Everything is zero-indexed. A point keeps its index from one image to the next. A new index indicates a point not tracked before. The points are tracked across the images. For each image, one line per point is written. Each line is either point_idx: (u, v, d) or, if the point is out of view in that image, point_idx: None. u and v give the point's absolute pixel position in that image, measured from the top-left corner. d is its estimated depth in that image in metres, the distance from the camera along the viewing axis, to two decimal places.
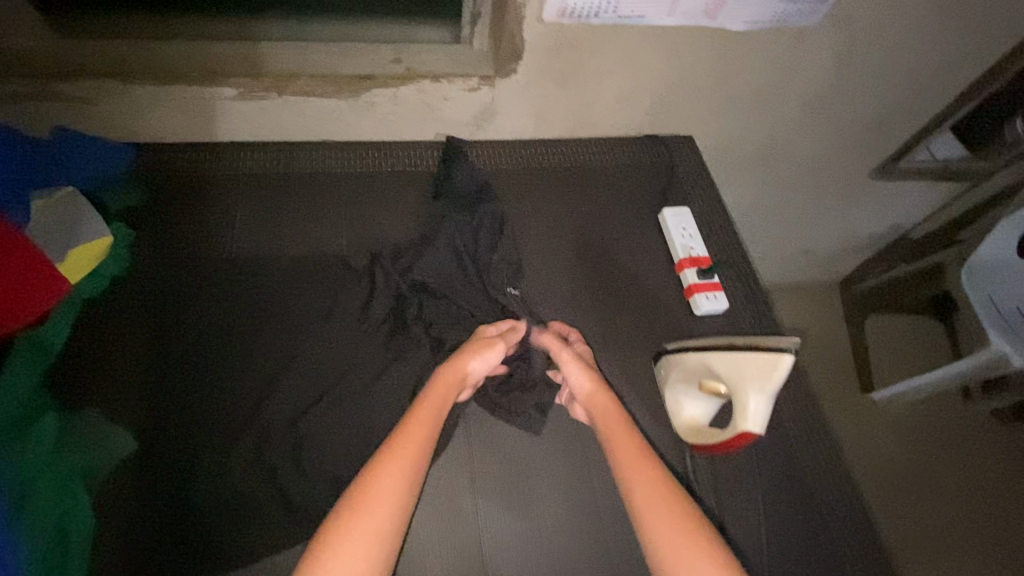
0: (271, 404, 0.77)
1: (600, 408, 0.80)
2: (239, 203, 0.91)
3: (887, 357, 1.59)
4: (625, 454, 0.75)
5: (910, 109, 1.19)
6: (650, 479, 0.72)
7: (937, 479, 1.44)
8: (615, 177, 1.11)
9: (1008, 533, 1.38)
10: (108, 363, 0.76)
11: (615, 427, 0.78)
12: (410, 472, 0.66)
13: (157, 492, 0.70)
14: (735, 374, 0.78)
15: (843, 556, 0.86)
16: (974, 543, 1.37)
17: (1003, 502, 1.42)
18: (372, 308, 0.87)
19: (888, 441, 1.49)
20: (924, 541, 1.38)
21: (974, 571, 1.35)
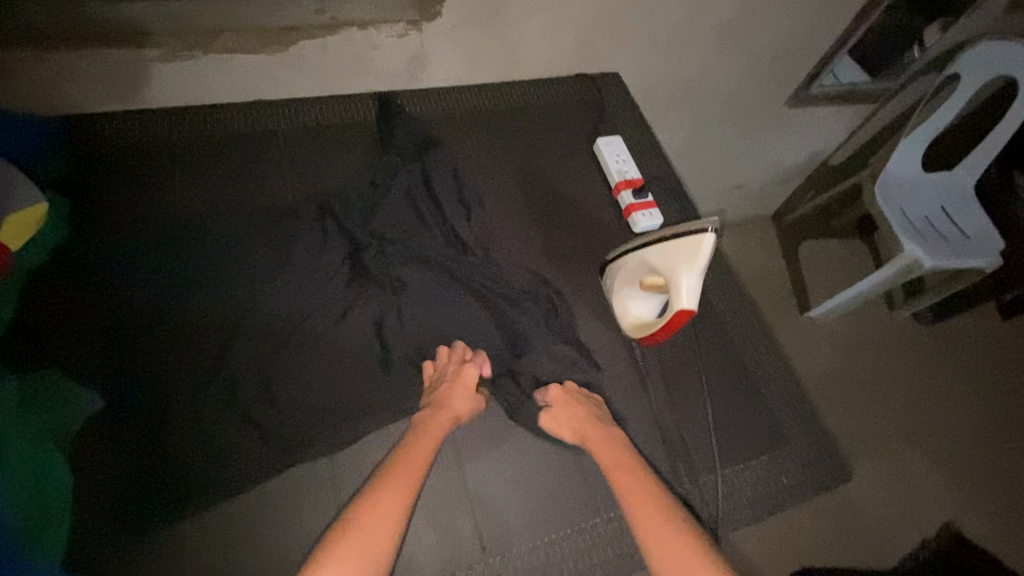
0: (237, 349, 0.78)
1: (592, 438, 0.78)
2: (176, 166, 0.91)
3: (810, 275, 1.95)
4: (630, 489, 0.74)
5: (803, 40, 1.39)
6: (658, 516, 0.71)
7: (852, 371, 1.76)
8: (551, 115, 1.14)
9: (908, 408, 1.71)
10: (66, 328, 0.75)
11: (618, 463, 0.77)
12: (399, 499, 0.68)
13: (132, 444, 0.70)
14: (665, 261, 0.75)
15: (804, 448, 0.89)
16: (885, 420, 1.68)
17: (900, 383, 1.75)
18: (324, 256, 0.87)
19: (817, 350, 1.79)
20: (853, 426, 1.66)
21: (889, 442, 1.65)
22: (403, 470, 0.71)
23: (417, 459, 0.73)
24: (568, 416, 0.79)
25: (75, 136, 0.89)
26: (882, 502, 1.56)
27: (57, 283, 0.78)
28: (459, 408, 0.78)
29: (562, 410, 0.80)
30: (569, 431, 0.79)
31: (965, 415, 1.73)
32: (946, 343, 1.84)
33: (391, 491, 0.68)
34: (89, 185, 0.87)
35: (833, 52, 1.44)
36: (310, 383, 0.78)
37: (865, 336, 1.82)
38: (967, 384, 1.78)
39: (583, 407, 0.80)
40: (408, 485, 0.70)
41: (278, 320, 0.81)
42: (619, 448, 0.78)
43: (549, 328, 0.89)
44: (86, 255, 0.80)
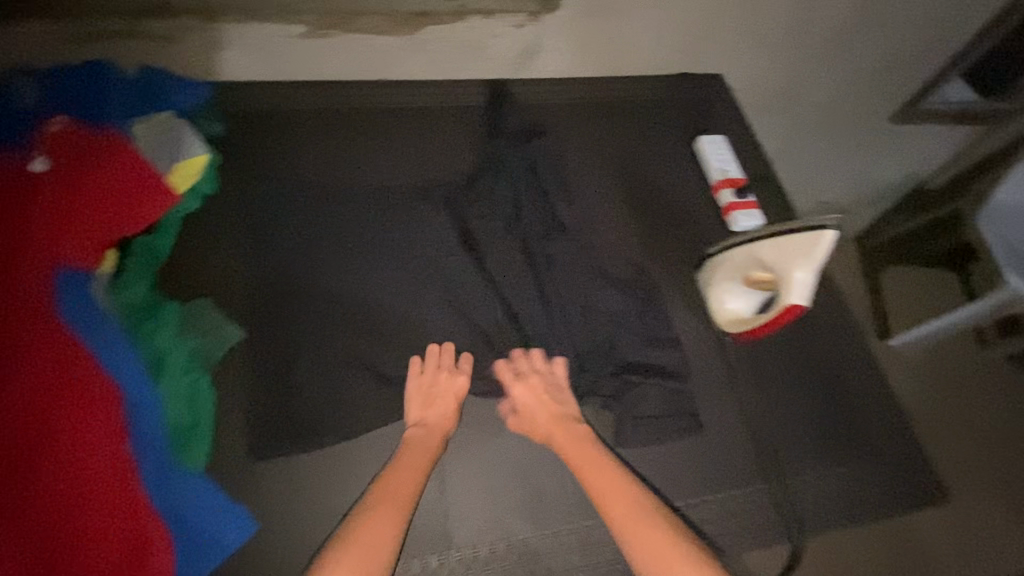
0: (355, 303, 0.85)
1: (557, 443, 0.78)
2: (306, 133, 0.98)
3: (897, 302, 1.85)
4: (598, 488, 0.74)
5: (916, 52, 1.35)
6: (638, 520, 0.71)
7: (940, 407, 1.65)
8: (653, 111, 1.15)
9: (999, 452, 1.59)
10: (214, 269, 0.83)
11: (589, 465, 0.76)
12: (393, 515, 0.69)
13: (263, 378, 0.77)
14: (779, 254, 0.77)
15: (892, 464, 0.88)
16: (972, 463, 1.57)
17: (992, 425, 1.63)
18: (432, 226, 0.93)
19: (901, 381, 1.69)
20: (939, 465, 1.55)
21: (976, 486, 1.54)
22: (394, 478, 0.72)
23: (407, 479, 0.72)
24: (529, 422, 0.80)
25: (226, 98, 0.97)
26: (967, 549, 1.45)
27: (209, 227, 0.86)
28: (443, 420, 0.78)
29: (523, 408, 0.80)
30: (533, 429, 0.79)
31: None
32: None
33: (385, 499, 0.70)
34: (236, 141, 0.95)
35: (946, 65, 1.39)
36: (416, 342, 0.84)
37: (958, 372, 1.70)
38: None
39: (540, 404, 0.80)
40: (408, 493, 0.72)
41: (389, 281, 0.87)
42: (596, 460, 0.76)
43: (643, 315, 0.90)
44: (233, 205, 0.89)
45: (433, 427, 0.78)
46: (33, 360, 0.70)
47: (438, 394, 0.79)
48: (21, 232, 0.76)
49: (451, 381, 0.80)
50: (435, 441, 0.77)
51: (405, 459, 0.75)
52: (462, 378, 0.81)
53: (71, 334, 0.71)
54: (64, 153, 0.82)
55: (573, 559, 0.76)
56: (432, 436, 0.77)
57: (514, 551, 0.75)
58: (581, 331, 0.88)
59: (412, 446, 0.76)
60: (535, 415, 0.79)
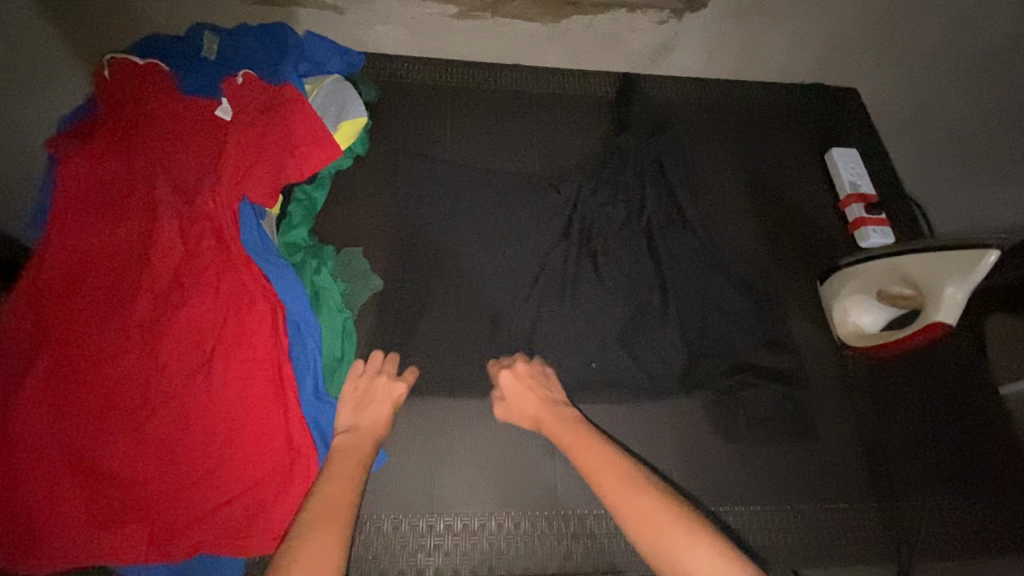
0: (485, 270, 0.89)
1: (548, 426, 0.75)
2: (448, 108, 1.04)
3: None
4: (589, 466, 0.71)
5: None
6: (630, 493, 0.67)
7: None
8: (782, 117, 1.14)
9: None
10: (360, 224, 0.92)
11: (577, 451, 0.72)
12: (335, 522, 0.63)
13: (397, 327, 0.84)
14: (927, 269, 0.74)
15: (1016, 505, 0.83)
16: None
17: None
18: (557, 207, 0.96)
19: None
20: None
21: None
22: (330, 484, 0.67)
23: (342, 482, 0.67)
24: (522, 408, 0.77)
25: (384, 69, 1.06)
26: None
27: (360, 188, 0.95)
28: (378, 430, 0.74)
29: (512, 397, 0.77)
30: (524, 418, 0.77)
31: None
32: None
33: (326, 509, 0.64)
34: (388, 108, 1.02)
35: None
36: (538, 315, 0.87)
37: None
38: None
39: (529, 391, 0.78)
40: (344, 493, 0.66)
41: (517, 253, 0.92)
42: (596, 449, 0.72)
43: (761, 317, 0.90)
44: (382, 169, 0.97)
45: (365, 430, 0.73)
46: (217, 283, 0.79)
47: (377, 398, 0.76)
48: (211, 169, 0.86)
49: (389, 387, 0.77)
50: (365, 447, 0.72)
51: (336, 458, 0.70)
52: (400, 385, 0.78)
53: (252, 266, 0.80)
54: (247, 102, 0.91)
55: None
56: (364, 438, 0.72)
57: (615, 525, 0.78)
58: (698, 328, 0.88)
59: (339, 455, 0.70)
60: (524, 403, 0.77)
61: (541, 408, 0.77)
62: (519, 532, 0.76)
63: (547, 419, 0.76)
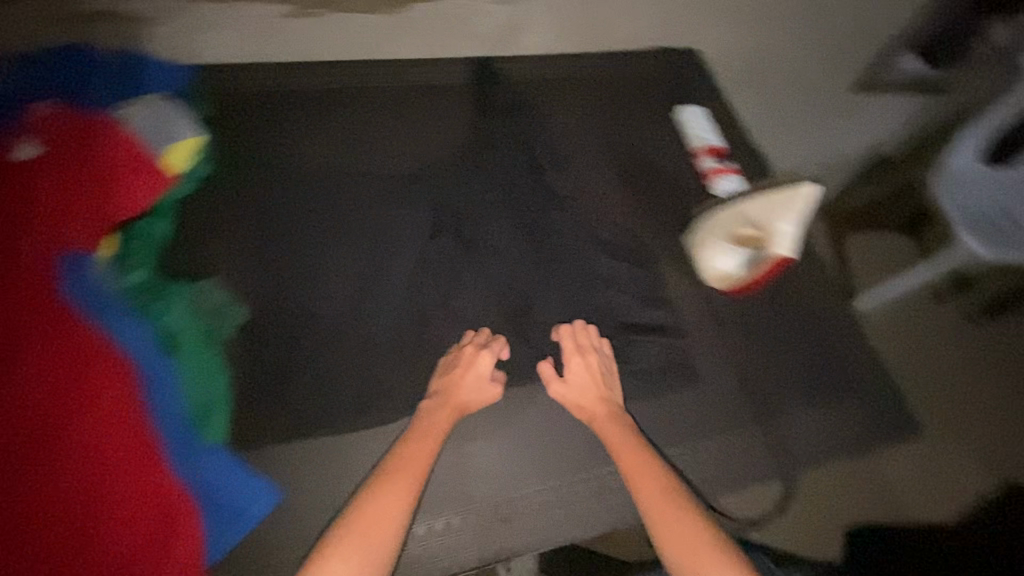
0: (361, 279, 0.86)
1: (601, 423, 0.80)
2: (293, 114, 0.96)
3: None
4: (631, 465, 0.75)
5: None
6: (667, 503, 0.71)
7: None
8: (632, 84, 1.19)
9: None
10: (211, 252, 0.83)
11: (624, 448, 0.77)
12: (395, 513, 0.67)
13: (268, 357, 0.78)
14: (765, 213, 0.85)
15: (868, 404, 0.95)
16: None
17: None
18: (421, 206, 0.94)
19: None
20: None
21: None
22: (401, 468, 0.70)
23: (409, 473, 0.70)
24: (577, 394, 0.81)
25: (217, 79, 0.96)
26: None
27: (206, 211, 0.86)
28: (459, 405, 0.78)
29: (571, 378, 0.82)
30: (576, 404, 0.81)
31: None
32: None
33: (390, 502, 0.67)
34: (228, 120, 0.93)
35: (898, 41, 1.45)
36: (419, 317, 0.85)
37: None
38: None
39: (591, 382, 0.82)
40: (396, 508, 0.67)
41: (393, 258, 0.89)
42: (647, 465, 0.75)
43: (635, 278, 0.94)
44: (231, 184, 0.89)
45: (436, 428, 0.76)
46: (46, 345, 0.69)
47: (460, 390, 0.78)
48: (17, 217, 0.74)
49: (478, 368, 0.80)
50: (431, 444, 0.74)
51: (400, 469, 0.70)
52: (483, 358, 0.81)
53: (91, 318, 0.72)
54: (53, 136, 0.80)
55: (587, 506, 0.80)
56: (428, 444, 0.74)
57: (533, 502, 0.79)
58: (579, 301, 0.91)
59: (416, 441, 0.74)
60: (581, 390, 0.81)
61: (597, 400, 0.81)
62: (433, 536, 0.75)
63: (599, 416, 0.80)
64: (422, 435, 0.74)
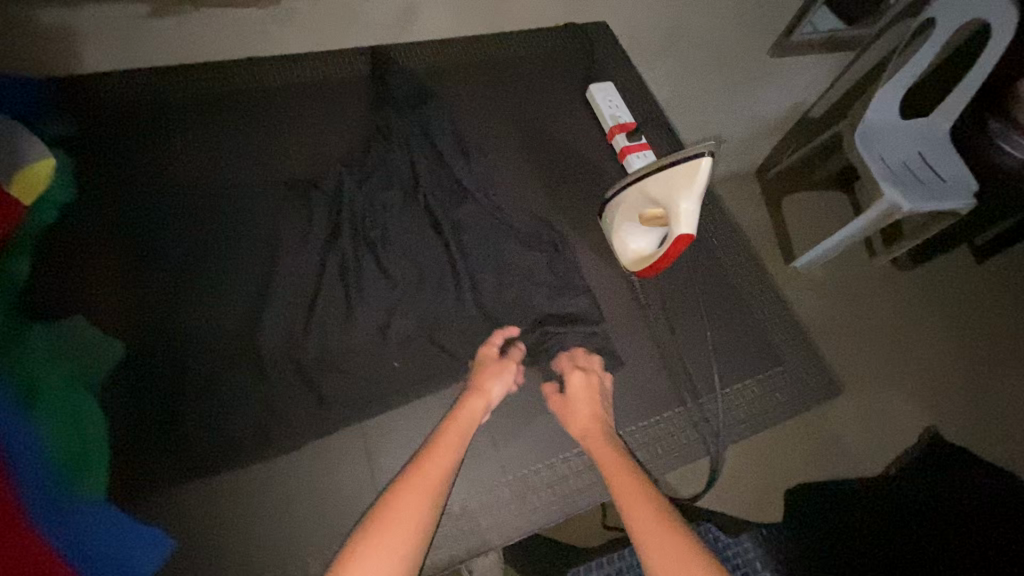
0: (256, 297, 0.80)
1: (596, 441, 0.77)
2: (174, 124, 0.90)
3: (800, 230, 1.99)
4: (622, 487, 0.72)
5: None
6: (659, 525, 0.69)
7: (854, 317, 1.76)
8: (542, 64, 1.14)
9: (906, 348, 1.72)
10: (81, 283, 0.76)
11: (615, 465, 0.75)
12: (401, 548, 0.62)
13: (154, 392, 0.72)
14: (664, 189, 0.79)
15: (797, 371, 0.94)
16: (882, 360, 1.69)
17: (899, 324, 1.76)
18: (316, 212, 0.86)
19: (813, 296, 1.78)
20: (851, 369, 1.66)
21: (886, 382, 1.66)
22: (419, 486, 0.67)
23: (417, 500, 0.66)
24: (578, 413, 0.78)
25: (74, 95, 0.87)
26: (881, 439, 1.57)
27: (72, 239, 0.78)
28: (472, 414, 0.75)
29: (574, 398, 0.78)
30: (576, 423, 0.78)
31: (957, 352, 1.75)
32: (936, 282, 1.85)
33: (395, 535, 0.63)
34: (90, 143, 0.86)
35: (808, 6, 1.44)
36: (324, 333, 0.79)
37: (860, 280, 1.82)
38: (954, 321, 1.80)
39: (590, 400, 0.79)
40: (419, 512, 0.65)
41: (292, 272, 0.82)
42: (642, 484, 0.73)
43: (553, 267, 0.91)
44: (98, 211, 0.81)
45: (450, 443, 0.72)
46: None
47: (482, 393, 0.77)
48: None
49: (501, 379, 0.78)
50: (448, 459, 0.70)
51: (423, 473, 0.68)
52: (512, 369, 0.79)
53: None
54: None
55: (512, 508, 0.75)
56: (449, 440, 0.72)
57: (454, 511, 0.74)
58: (497, 297, 0.87)
59: (432, 459, 0.70)
60: (584, 408, 0.78)
61: (592, 419, 0.78)
62: None
63: (593, 435, 0.77)
64: (439, 450, 0.71)
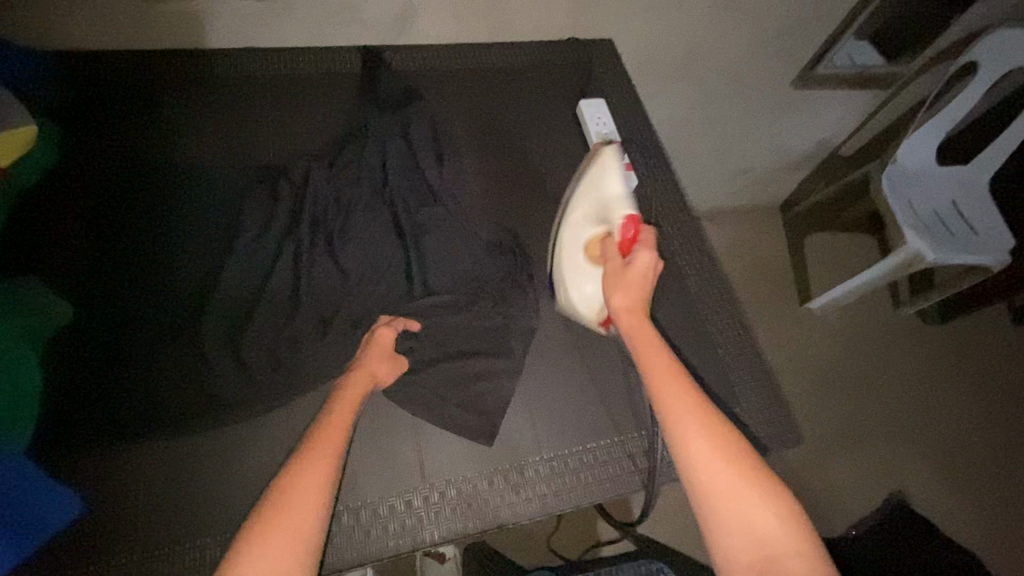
0: (205, 279, 0.81)
1: (634, 326, 0.71)
2: (164, 105, 0.94)
3: (822, 269, 1.82)
4: (653, 366, 0.65)
5: (819, 19, 1.33)
6: (687, 402, 0.61)
7: (859, 366, 1.66)
8: (537, 76, 1.13)
9: (911, 407, 1.61)
10: (49, 248, 0.81)
11: (648, 347, 0.68)
12: (319, 477, 0.62)
13: (90, 359, 0.74)
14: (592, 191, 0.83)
15: (755, 414, 0.89)
16: (882, 417, 1.59)
17: (909, 379, 1.65)
18: (279, 201, 0.87)
19: (816, 340, 1.69)
20: (846, 421, 1.58)
21: (882, 440, 1.56)
22: (326, 431, 0.66)
23: (330, 436, 0.66)
24: (622, 295, 0.73)
25: (74, 70, 0.93)
26: (864, 498, 1.49)
27: (49, 205, 0.84)
28: (377, 376, 0.76)
29: (631, 276, 0.74)
30: (622, 299, 0.73)
31: (971, 417, 1.62)
32: (958, 340, 1.72)
33: (312, 467, 0.62)
34: (81, 118, 0.91)
35: (836, 37, 1.38)
36: (264, 323, 0.79)
37: (872, 328, 1.71)
38: (974, 383, 1.67)
39: (642, 284, 0.74)
40: (327, 466, 0.63)
41: (244, 257, 0.82)
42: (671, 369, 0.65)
43: (510, 279, 0.90)
44: (74, 182, 0.86)
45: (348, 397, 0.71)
46: None
47: (369, 360, 0.76)
48: None
49: (384, 340, 0.78)
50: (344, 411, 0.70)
51: (320, 439, 0.65)
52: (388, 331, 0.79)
53: None
54: None
55: (424, 519, 0.74)
56: (343, 415, 0.69)
57: (365, 513, 0.73)
58: (445, 304, 0.85)
59: (336, 408, 0.69)
60: (634, 287, 0.73)
61: (640, 302, 0.73)
62: None
63: (637, 313, 0.72)
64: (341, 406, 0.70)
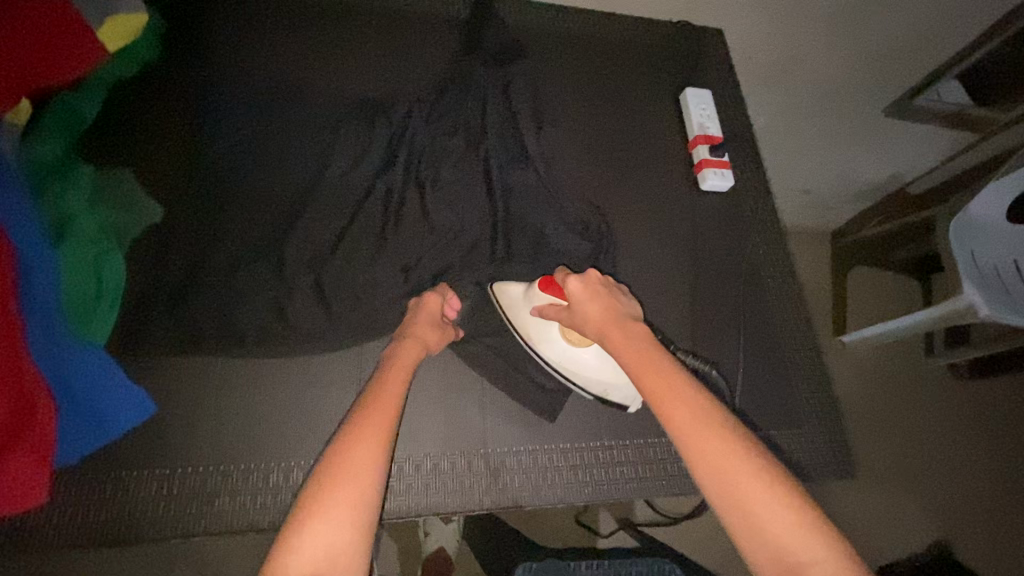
0: (291, 204, 0.79)
1: (614, 339, 0.64)
2: (266, 17, 0.90)
3: (865, 305, 1.75)
4: (650, 382, 0.57)
5: (935, 45, 1.27)
6: (695, 414, 0.53)
7: (891, 409, 1.63)
8: (644, 56, 1.08)
9: (936, 458, 1.59)
10: (140, 143, 0.79)
11: (646, 362, 0.59)
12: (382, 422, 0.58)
13: (170, 263, 0.73)
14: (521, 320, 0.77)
15: (813, 439, 0.88)
16: (905, 463, 1.57)
17: (940, 432, 1.62)
18: (374, 138, 0.84)
19: (854, 377, 1.65)
20: (868, 461, 1.56)
21: (901, 484, 1.55)
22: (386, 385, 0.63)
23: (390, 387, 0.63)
24: (585, 322, 0.67)
25: None
26: (873, 537, 1.48)
27: (145, 99, 0.81)
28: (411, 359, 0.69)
29: (580, 307, 0.67)
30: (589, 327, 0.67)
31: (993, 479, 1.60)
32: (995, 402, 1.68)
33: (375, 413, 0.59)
34: (181, 14, 0.87)
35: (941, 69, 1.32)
36: (346, 260, 0.77)
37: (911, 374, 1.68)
38: (1005, 445, 1.63)
39: (593, 297, 0.67)
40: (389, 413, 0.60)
41: (333, 189, 0.80)
42: (672, 379, 0.57)
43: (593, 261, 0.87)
44: (172, 80, 0.83)
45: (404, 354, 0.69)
46: None
47: (416, 326, 0.72)
48: None
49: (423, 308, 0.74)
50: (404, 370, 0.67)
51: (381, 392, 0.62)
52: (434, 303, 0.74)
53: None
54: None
55: (479, 484, 0.74)
56: (393, 390, 0.63)
57: (423, 467, 0.73)
58: (526, 274, 0.83)
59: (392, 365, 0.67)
60: (592, 310, 0.67)
61: (605, 319, 0.65)
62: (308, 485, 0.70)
63: (610, 329, 0.64)
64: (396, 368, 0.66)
